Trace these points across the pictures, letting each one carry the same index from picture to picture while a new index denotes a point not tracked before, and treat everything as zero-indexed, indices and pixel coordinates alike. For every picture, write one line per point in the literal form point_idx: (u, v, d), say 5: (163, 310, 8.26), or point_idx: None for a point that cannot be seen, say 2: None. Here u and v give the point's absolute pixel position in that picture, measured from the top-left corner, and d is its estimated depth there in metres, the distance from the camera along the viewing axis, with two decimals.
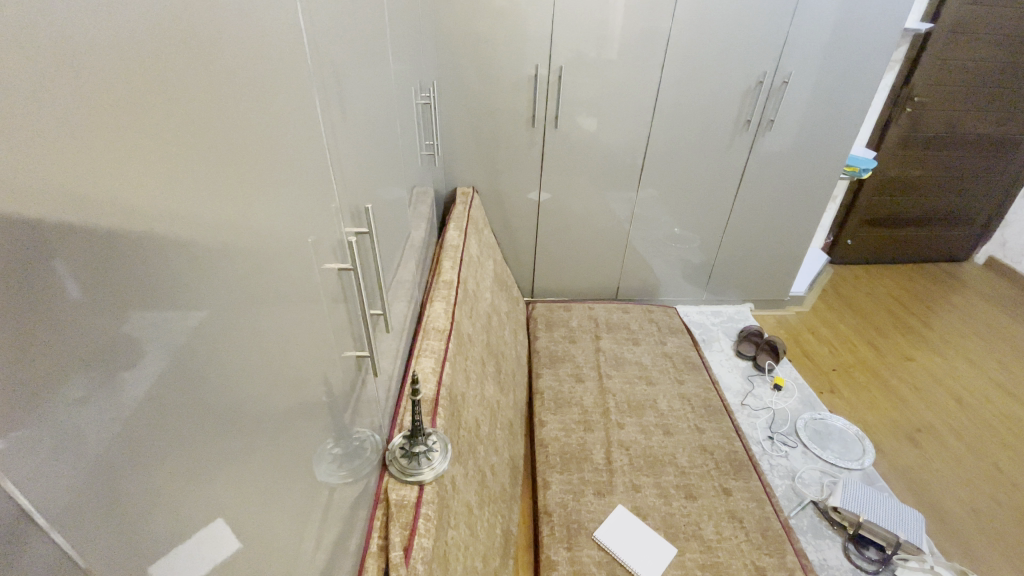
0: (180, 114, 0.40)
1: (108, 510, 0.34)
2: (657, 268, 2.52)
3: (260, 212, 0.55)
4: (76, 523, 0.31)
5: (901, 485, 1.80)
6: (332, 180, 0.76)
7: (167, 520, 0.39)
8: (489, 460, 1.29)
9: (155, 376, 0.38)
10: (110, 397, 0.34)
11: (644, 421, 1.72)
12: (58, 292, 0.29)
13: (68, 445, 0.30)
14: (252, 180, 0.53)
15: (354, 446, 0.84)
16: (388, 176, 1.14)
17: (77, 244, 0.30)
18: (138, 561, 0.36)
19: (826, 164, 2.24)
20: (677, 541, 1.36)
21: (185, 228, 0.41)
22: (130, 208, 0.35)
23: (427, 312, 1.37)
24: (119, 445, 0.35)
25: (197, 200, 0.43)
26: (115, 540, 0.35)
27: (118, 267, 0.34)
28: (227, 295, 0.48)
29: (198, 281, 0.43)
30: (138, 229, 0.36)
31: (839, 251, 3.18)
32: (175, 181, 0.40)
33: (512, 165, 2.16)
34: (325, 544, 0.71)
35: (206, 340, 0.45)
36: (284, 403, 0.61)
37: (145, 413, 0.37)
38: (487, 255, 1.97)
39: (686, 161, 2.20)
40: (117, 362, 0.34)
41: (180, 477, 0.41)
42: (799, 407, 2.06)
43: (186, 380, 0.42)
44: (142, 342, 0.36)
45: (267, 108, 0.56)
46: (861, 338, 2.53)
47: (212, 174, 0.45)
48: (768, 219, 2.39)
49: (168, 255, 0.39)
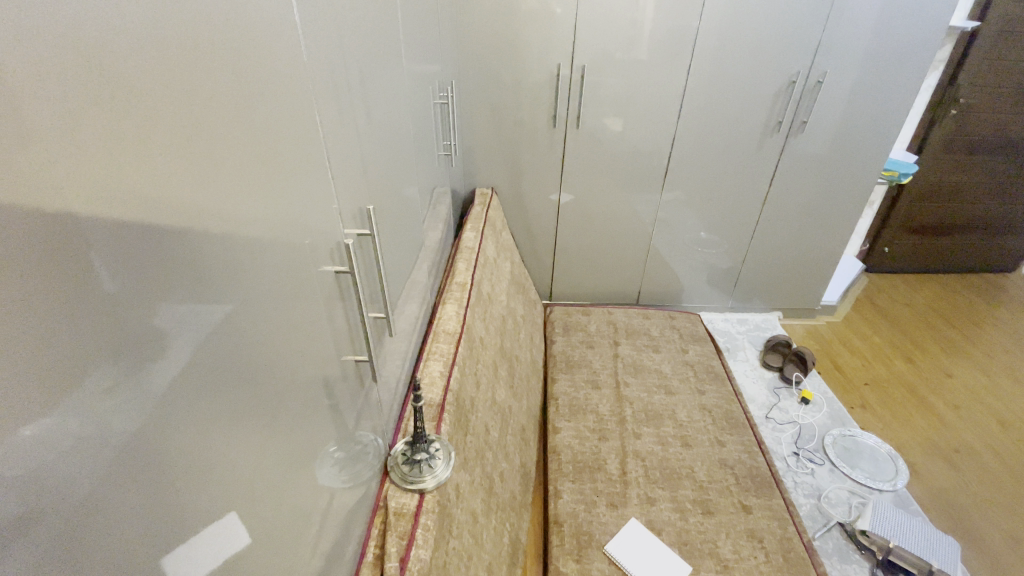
0: (204, 111, 0.41)
1: (137, 500, 0.35)
2: (681, 273, 2.46)
3: (275, 210, 0.56)
4: (102, 510, 0.32)
5: (937, 509, 1.70)
6: (331, 179, 0.72)
7: (176, 521, 0.39)
8: (497, 466, 1.27)
9: (180, 368, 0.40)
10: (140, 383, 0.35)
11: (662, 431, 1.67)
12: (82, 280, 0.30)
13: (95, 434, 0.31)
14: (265, 176, 0.53)
15: (357, 451, 0.83)
16: (405, 178, 1.13)
17: (114, 237, 0.32)
18: (154, 556, 0.37)
19: (862, 168, 2.15)
20: (692, 559, 1.32)
21: (200, 222, 0.41)
22: (162, 204, 0.37)
23: (439, 314, 1.36)
24: (146, 432, 0.36)
25: (210, 194, 0.43)
26: (137, 534, 0.35)
27: (149, 258, 0.35)
28: (241, 294, 0.49)
29: (214, 278, 0.44)
30: (167, 226, 0.37)
31: (875, 259, 3.04)
32: (200, 177, 0.41)
33: (534, 166, 2.14)
34: (321, 549, 0.70)
35: (219, 343, 0.45)
36: (291, 401, 0.61)
37: (168, 402, 0.38)
38: (505, 256, 1.96)
39: (714, 163, 2.13)
40: (140, 352, 0.35)
41: (191, 476, 0.41)
42: (828, 421, 1.97)
43: (203, 376, 0.43)
44: (169, 334, 0.38)
45: (281, 106, 0.56)
46: (898, 352, 2.41)
47: (223, 165, 0.45)
48: (797, 224, 2.31)
49: (188, 250, 0.40)
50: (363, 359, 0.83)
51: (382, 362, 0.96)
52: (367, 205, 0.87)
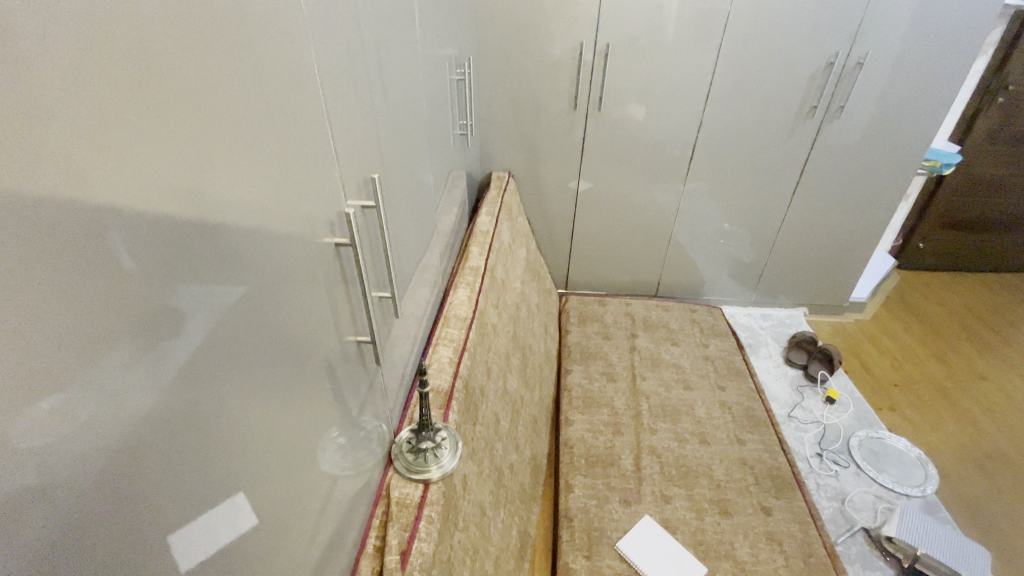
0: (218, 93, 0.42)
1: (148, 474, 0.36)
2: (703, 265, 2.39)
3: (290, 191, 0.56)
4: (117, 484, 0.34)
5: (968, 518, 1.63)
6: (337, 144, 0.67)
7: (177, 501, 0.39)
8: (507, 457, 1.25)
9: (194, 348, 0.41)
10: (157, 362, 0.37)
11: (678, 427, 1.63)
12: (107, 257, 0.31)
13: (110, 411, 0.33)
14: (282, 163, 0.53)
15: (361, 437, 0.82)
16: (419, 156, 1.10)
17: (132, 220, 0.33)
18: (161, 530, 0.38)
19: (899, 158, 2.06)
20: (707, 561, 1.28)
21: (208, 208, 0.42)
22: (176, 189, 0.38)
23: (450, 299, 1.33)
24: (160, 410, 0.37)
25: (220, 179, 0.43)
26: (142, 512, 0.36)
27: (167, 241, 0.37)
28: (255, 276, 0.49)
29: (227, 259, 0.45)
30: (182, 212, 0.38)
31: (908, 255, 2.92)
32: (214, 160, 0.42)
33: (553, 151, 2.09)
34: (322, 538, 0.68)
35: (231, 325, 0.46)
36: (296, 383, 0.59)
37: (183, 380, 0.40)
38: (521, 243, 1.92)
39: (742, 150, 2.06)
40: (157, 332, 0.36)
41: (193, 459, 0.41)
42: (854, 423, 1.91)
43: (214, 356, 0.43)
44: (185, 314, 0.39)
45: (299, 92, 0.56)
46: (929, 352, 2.31)
47: (235, 150, 0.45)
48: (827, 216, 2.22)
49: (202, 233, 0.41)
50: (366, 341, 0.79)
51: (389, 346, 0.93)
52: (373, 173, 0.80)
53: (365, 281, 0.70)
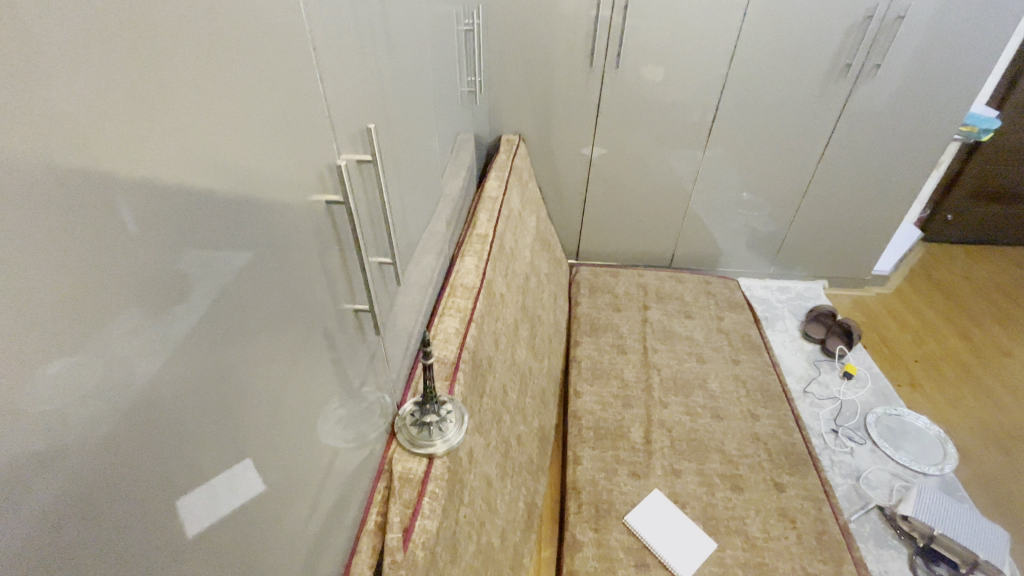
0: (219, 59, 0.41)
1: (157, 435, 0.38)
2: (719, 236, 2.33)
3: (296, 160, 0.55)
4: (127, 443, 0.35)
5: (984, 497, 1.61)
6: (332, 90, 0.62)
7: (176, 468, 0.40)
8: (515, 430, 1.24)
9: (200, 314, 0.41)
10: (162, 327, 0.37)
11: (690, 401, 1.62)
12: (110, 223, 0.32)
13: (116, 374, 0.33)
14: (287, 132, 0.53)
15: (362, 410, 0.80)
16: (425, 116, 1.05)
17: (134, 188, 0.34)
18: (166, 492, 0.39)
19: (934, 123, 1.96)
20: (717, 536, 1.28)
21: (211, 178, 0.41)
22: (179, 158, 0.38)
23: (457, 267, 1.31)
24: (164, 374, 0.38)
25: (221, 149, 0.43)
26: (154, 468, 0.38)
27: (171, 209, 0.37)
28: (261, 243, 0.50)
29: (230, 226, 0.45)
30: (185, 181, 0.39)
31: (934, 227, 2.82)
32: (217, 129, 0.42)
33: (566, 115, 2.01)
34: (323, 510, 0.68)
35: (234, 292, 0.46)
36: (293, 353, 0.58)
37: (188, 345, 0.40)
38: (531, 210, 1.88)
39: (765, 115, 1.97)
40: (163, 297, 0.37)
41: (190, 428, 0.41)
42: (871, 399, 1.88)
43: (216, 322, 0.44)
44: (191, 280, 0.40)
45: (303, 59, 0.54)
46: (951, 328, 2.26)
47: (235, 119, 0.44)
48: (852, 186, 2.14)
49: (207, 202, 0.41)
50: (365, 310, 0.75)
51: (392, 316, 0.91)
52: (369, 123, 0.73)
53: (363, 256, 0.66)
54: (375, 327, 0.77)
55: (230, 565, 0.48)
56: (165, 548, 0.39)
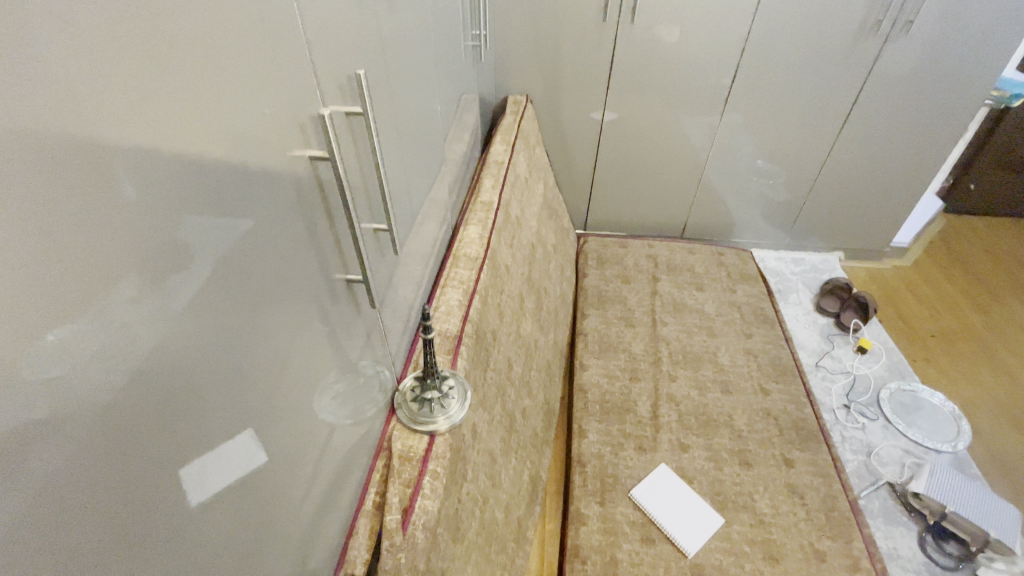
0: (220, 19, 0.39)
1: (162, 404, 0.37)
2: (733, 205, 2.27)
3: (301, 125, 0.53)
4: (130, 411, 0.34)
5: (996, 475, 1.61)
6: (327, 40, 0.57)
7: (178, 442, 0.39)
8: (520, 403, 1.23)
9: (200, 283, 0.40)
10: (162, 296, 0.36)
11: (700, 375, 1.60)
12: (105, 187, 0.31)
13: (117, 345, 0.33)
14: (292, 96, 0.51)
15: (360, 384, 0.78)
16: (428, 75, 0.99)
17: (130, 154, 0.32)
18: (171, 462, 0.38)
19: (964, 87, 1.87)
20: (724, 512, 1.28)
21: (210, 144, 0.40)
22: (178, 121, 0.36)
23: (461, 237, 1.27)
24: (167, 342, 0.37)
25: (219, 115, 0.41)
26: (159, 438, 0.37)
27: (169, 175, 0.36)
28: (263, 211, 0.48)
29: (231, 192, 0.43)
30: (184, 146, 0.37)
31: (957, 198, 2.73)
32: (219, 93, 0.40)
33: (576, 77, 1.93)
34: (320, 488, 0.67)
35: (234, 262, 0.45)
36: (291, 326, 0.56)
37: (190, 314, 0.40)
38: (538, 177, 1.82)
39: (785, 78, 1.88)
40: (162, 265, 0.36)
41: (191, 402, 0.40)
42: (885, 374, 1.86)
43: (213, 293, 0.42)
44: (190, 247, 0.39)
45: (304, 16, 0.51)
46: (970, 303, 2.21)
47: (233, 82, 0.42)
48: (875, 153, 2.06)
49: (207, 169, 0.40)
50: (357, 280, 0.71)
51: (389, 288, 0.88)
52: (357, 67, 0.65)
53: (357, 233, 0.62)
54: (370, 300, 0.73)
55: (232, 545, 0.48)
56: (167, 522, 0.38)
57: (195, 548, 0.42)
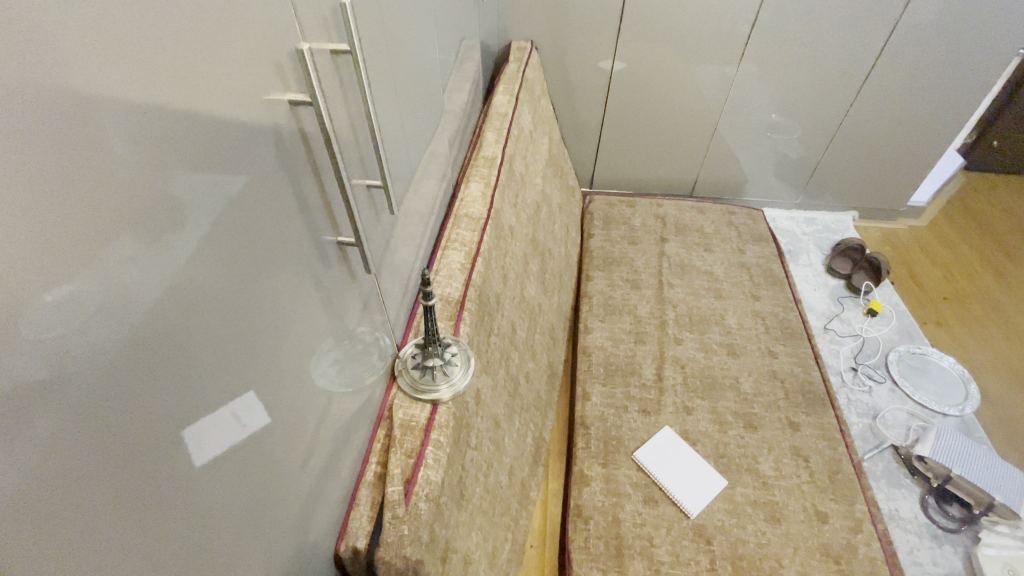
0: None
1: (164, 370, 0.36)
2: (745, 162, 2.20)
3: (293, 70, 0.49)
4: (131, 378, 0.33)
5: (999, 437, 1.62)
6: None
7: (179, 411, 0.38)
8: (523, 367, 1.23)
9: (197, 244, 0.38)
10: (159, 258, 0.34)
11: (706, 338, 1.59)
12: (92, 139, 0.28)
13: (114, 310, 0.31)
14: (284, 40, 0.47)
15: (358, 350, 0.77)
16: (426, 18, 0.92)
17: (115, 102, 0.29)
18: (176, 429, 0.37)
19: (998, 35, 1.76)
20: (727, 474, 1.30)
21: (201, 92, 0.37)
22: (166, 67, 0.33)
23: (462, 195, 1.23)
24: (166, 307, 0.35)
25: (208, 59, 0.37)
26: (161, 406, 0.36)
27: (161, 128, 0.33)
28: (258, 167, 0.45)
29: (224, 146, 0.40)
30: (174, 95, 0.34)
31: (979, 155, 2.64)
32: (207, 35, 0.37)
33: (585, 23, 1.82)
34: (320, 457, 0.66)
35: (229, 222, 0.42)
36: (288, 292, 0.54)
37: (188, 276, 0.37)
38: (543, 131, 1.75)
39: (807, 25, 1.77)
40: (159, 225, 0.34)
41: (191, 371, 0.39)
42: (894, 337, 1.85)
43: (210, 255, 0.40)
44: (186, 206, 0.36)
45: None
46: (986, 264, 2.17)
47: (220, 23, 0.38)
48: (897, 107, 1.97)
49: (199, 120, 0.37)
50: (351, 244, 0.67)
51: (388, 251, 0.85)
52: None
53: (351, 198, 0.58)
54: (364, 266, 0.70)
55: (235, 516, 0.47)
56: (173, 493, 0.38)
57: (196, 524, 0.41)
